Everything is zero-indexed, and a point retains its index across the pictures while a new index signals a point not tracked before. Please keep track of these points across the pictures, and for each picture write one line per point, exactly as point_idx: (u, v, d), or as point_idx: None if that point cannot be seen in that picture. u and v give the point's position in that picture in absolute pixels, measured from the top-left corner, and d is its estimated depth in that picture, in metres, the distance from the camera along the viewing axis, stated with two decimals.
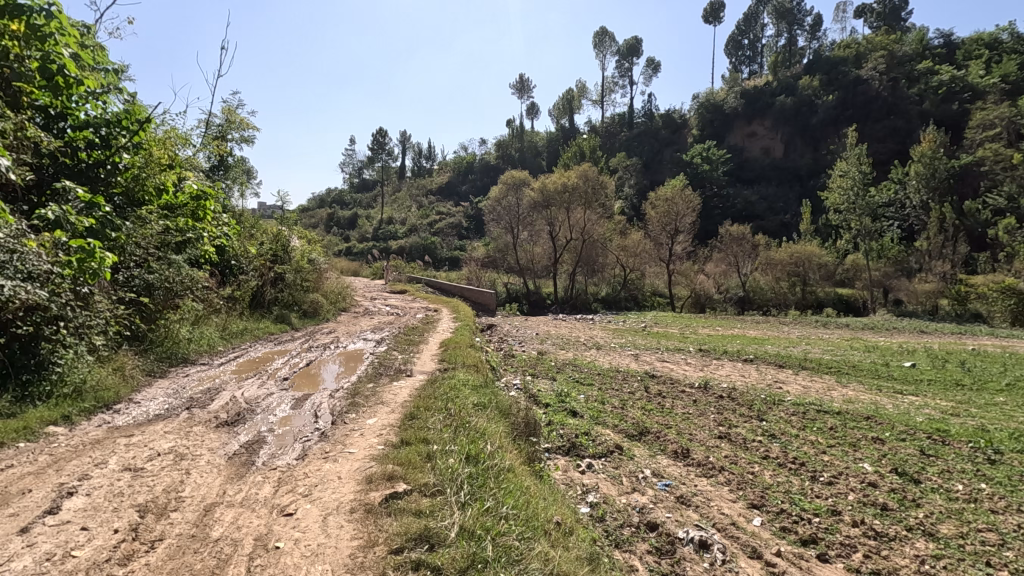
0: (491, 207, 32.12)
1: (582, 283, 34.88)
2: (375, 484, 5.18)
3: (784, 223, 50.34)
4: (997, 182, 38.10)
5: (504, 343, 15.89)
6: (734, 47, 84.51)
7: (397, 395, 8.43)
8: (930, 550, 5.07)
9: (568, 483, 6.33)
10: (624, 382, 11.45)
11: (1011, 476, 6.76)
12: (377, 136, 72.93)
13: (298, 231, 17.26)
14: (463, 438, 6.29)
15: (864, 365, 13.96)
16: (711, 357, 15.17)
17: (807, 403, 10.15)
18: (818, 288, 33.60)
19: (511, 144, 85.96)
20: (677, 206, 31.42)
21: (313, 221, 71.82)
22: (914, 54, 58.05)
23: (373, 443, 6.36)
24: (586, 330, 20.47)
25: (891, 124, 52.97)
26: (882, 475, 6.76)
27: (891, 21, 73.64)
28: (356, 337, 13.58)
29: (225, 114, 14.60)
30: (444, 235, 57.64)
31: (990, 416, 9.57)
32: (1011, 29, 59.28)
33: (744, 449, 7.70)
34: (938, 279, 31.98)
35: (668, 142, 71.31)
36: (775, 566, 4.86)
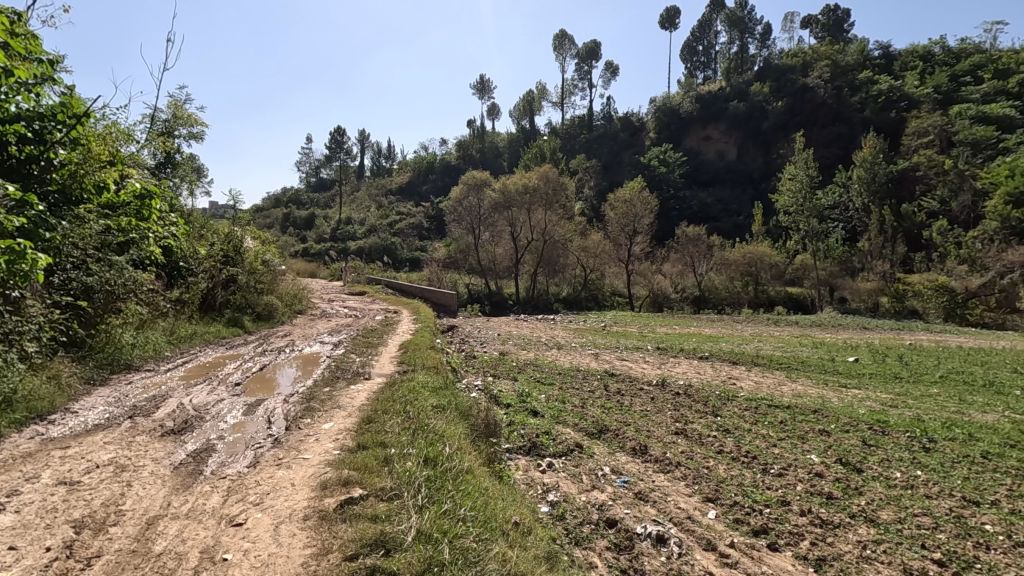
0: (452, 208, 32.06)
1: (543, 283, 35.03)
2: (329, 490, 5.07)
3: (737, 225, 52.06)
4: (931, 186, 40.64)
5: (466, 344, 15.92)
6: (690, 53, 86.68)
7: (354, 399, 8.25)
8: (871, 536, 5.33)
9: (528, 483, 6.36)
10: (584, 382, 11.57)
11: (944, 463, 7.20)
12: (334, 134, 71.43)
13: (252, 231, 16.75)
14: (422, 441, 6.21)
15: (812, 361, 14.58)
16: (669, 355, 15.48)
17: (759, 398, 10.51)
18: (769, 287, 34.89)
19: (472, 144, 85.64)
20: (636, 208, 32.09)
21: (269, 221, 69.90)
22: (855, 64, 61.41)
23: (329, 447, 6.23)
24: (548, 330, 20.59)
25: (836, 130, 55.78)
26: (828, 465, 7.08)
27: (834, 33, 77.09)
28: (313, 340, 13.30)
29: (171, 109, 13.96)
30: (404, 235, 57.03)
31: (926, 407, 10.17)
32: (942, 44, 63.64)
33: (699, 444, 7.90)
34: (879, 278, 33.82)
35: (626, 145, 72.63)
36: (728, 557, 5.00)
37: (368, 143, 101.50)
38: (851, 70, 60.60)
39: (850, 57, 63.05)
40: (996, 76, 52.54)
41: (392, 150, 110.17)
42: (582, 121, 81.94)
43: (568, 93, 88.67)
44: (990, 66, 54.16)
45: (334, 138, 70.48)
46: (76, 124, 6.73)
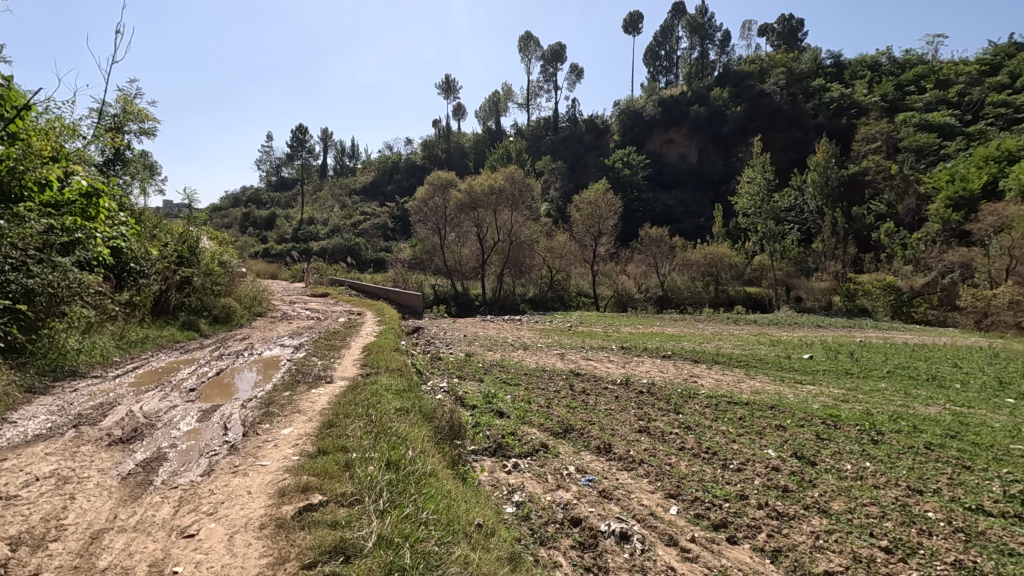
0: (417, 208, 31.55)
1: (510, 284, 35.06)
2: (287, 497, 4.94)
3: (699, 227, 53.26)
4: (879, 190, 42.63)
5: (432, 345, 15.81)
6: (652, 57, 88.20)
7: (315, 403, 8.08)
8: (823, 526, 5.54)
9: (494, 484, 6.36)
10: (549, 382, 11.64)
11: (891, 454, 7.54)
12: (297, 133, 69.76)
13: (209, 231, 16.19)
14: (384, 444, 6.12)
15: (769, 358, 15.06)
16: (633, 354, 15.76)
17: (718, 395, 10.79)
18: (729, 287, 35.87)
19: (438, 144, 85.00)
20: (601, 209, 32.56)
21: (227, 221, 67.81)
22: (809, 72, 63.92)
23: (288, 453, 6.09)
24: (514, 330, 20.63)
25: (791, 135, 57.93)
26: (784, 460, 7.32)
27: (789, 41, 79.97)
28: (273, 343, 12.96)
29: (120, 104, 13.38)
30: (369, 236, 56.24)
31: (874, 401, 10.65)
32: (888, 55, 67.01)
33: (662, 441, 8.04)
34: (832, 278, 35.13)
35: (591, 147, 73.45)
36: (688, 552, 5.10)
37: (332, 142, 99.41)
38: (805, 78, 63.06)
39: (804, 65, 65.46)
40: (938, 86, 55.75)
41: (356, 150, 108.23)
42: (548, 122, 82.29)
43: (533, 95, 88.99)
44: (932, 76, 57.58)
45: (296, 136, 68.66)
46: (16, 117, 6.21)
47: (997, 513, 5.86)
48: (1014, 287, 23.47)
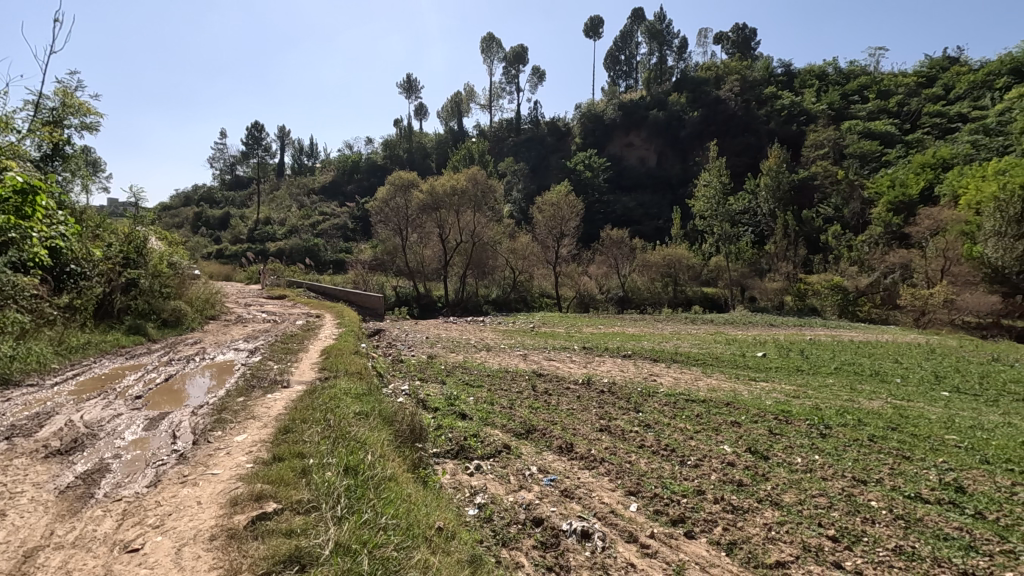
0: (378, 208, 30.96)
1: (472, 285, 34.88)
2: (240, 506, 4.77)
3: (658, 228, 54.40)
4: (827, 195, 44.60)
5: (393, 348, 15.60)
6: (613, 62, 89.52)
7: (270, 408, 7.84)
8: (776, 518, 5.74)
9: (456, 486, 6.32)
10: (512, 382, 11.67)
11: (838, 447, 7.90)
12: (252, 130, 67.45)
13: (157, 231, 15.53)
14: (342, 449, 6.00)
15: (724, 356, 15.52)
16: (594, 354, 15.98)
17: (676, 393, 11.04)
18: (687, 287, 36.74)
19: (399, 144, 83.96)
20: (563, 210, 32.93)
21: (177, 220, 65.11)
22: (761, 80, 66.39)
23: (241, 461, 5.89)
24: (477, 332, 20.59)
25: (745, 140, 60.00)
26: (739, 455, 7.55)
27: (743, 50, 82.85)
28: (226, 347, 12.51)
29: (59, 97, 12.65)
30: (328, 236, 55.03)
31: (823, 397, 11.12)
32: (834, 65, 70.36)
33: (622, 439, 8.19)
34: (784, 278, 36.40)
35: (553, 149, 73.95)
36: (648, 548, 5.20)
37: (289, 140, 96.83)
38: (758, 86, 65.46)
39: (756, 73, 67.87)
40: (879, 96, 58.84)
41: (315, 149, 105.80)
42: (510, 124, 82.51)
43: (495, 96, 88.98)
44: (874, 87, 60.76)
45: (252, 134, 66.54)
46: None
47: (934, 499, 6.21)
48: (949, 286, 25.11)
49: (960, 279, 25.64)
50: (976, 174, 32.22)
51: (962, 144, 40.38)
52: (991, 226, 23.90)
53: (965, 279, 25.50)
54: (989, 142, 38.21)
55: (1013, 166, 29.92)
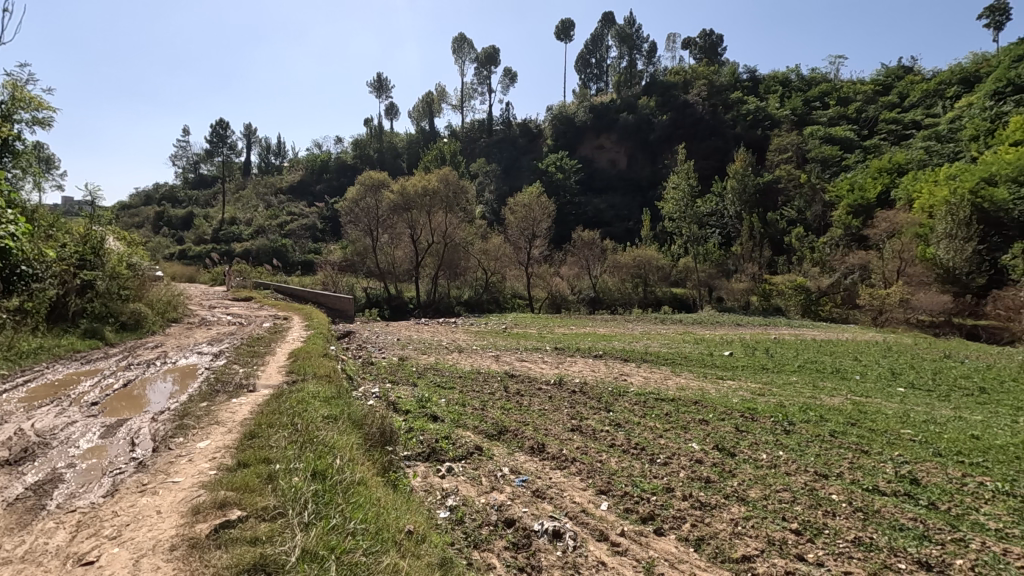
0: (348, 209, 30.51)
1: (444, 286, 34.63)
2: (202, 514, 4.63)
3: (628, 230, 55.09)
4: (791, 198, 45.90)
5: (363, 350, 15.40)
6: (584, 65, 90.21)
7: (235, 413, 7.63)
8: (742, 513, 5.87)
9: (427, 489, 6.28)
10: (484, 384, 11.65)
11: (801, 443, 8.13)
12: (217, 127, 64.96)
13: (115, 230, 14.95)
14: (310, 454, 5.89)
15: (692, 356, 15.80)
16: (566, 354, 16.05)
17: (646, 393, 11.19)
18: (656, 288, 37.27)
19: (370, 143, 82.91)
20: (535, 212, 33.05)
21: (137, 220, 63.02)
22: (728, 85, 67.94)
23: (204, 468, 5.71)
24: (448, 333, 20.47)
25: (712, 144, 61.33)
26: (706, 452, 7.70)
27: (710, 55, 84.60)
28: (189, 351, 12.13)
29: (8, 90, 12.09)
30: (296, 237, 53.96)
31: (787, 394, 11.41)
32: (797, 72, 72.58)
33: (594, 439, 8.26)
34: (750, 279, 37.26)
35: (525, 150, 74.15)
36: (619, 546, 5.25)
37: (256, 138, 94.71)
38: (724, 90, 66.96)
39: (723, 78, 69.41)
40: (839, 103, 60.93)
41: (283, 148, 103.71)
42: (482, 125, 82.38)
43: (467, 96, 88.69)
44: (834, 94, 62.93)
45: (217, 131, 64.52)
46: None
47: (891, 492, 6.45)
48: (904, 286, 26.08)
49: (915, 280, 26.72)
50: (929, 179, 33.69)
51: (916, 150, 42.14)
52: (943, 228, 25.47)
53: (920, 280, 26.59)
54: (941, 148, 39.95)
55: (963, 172, 31.41)
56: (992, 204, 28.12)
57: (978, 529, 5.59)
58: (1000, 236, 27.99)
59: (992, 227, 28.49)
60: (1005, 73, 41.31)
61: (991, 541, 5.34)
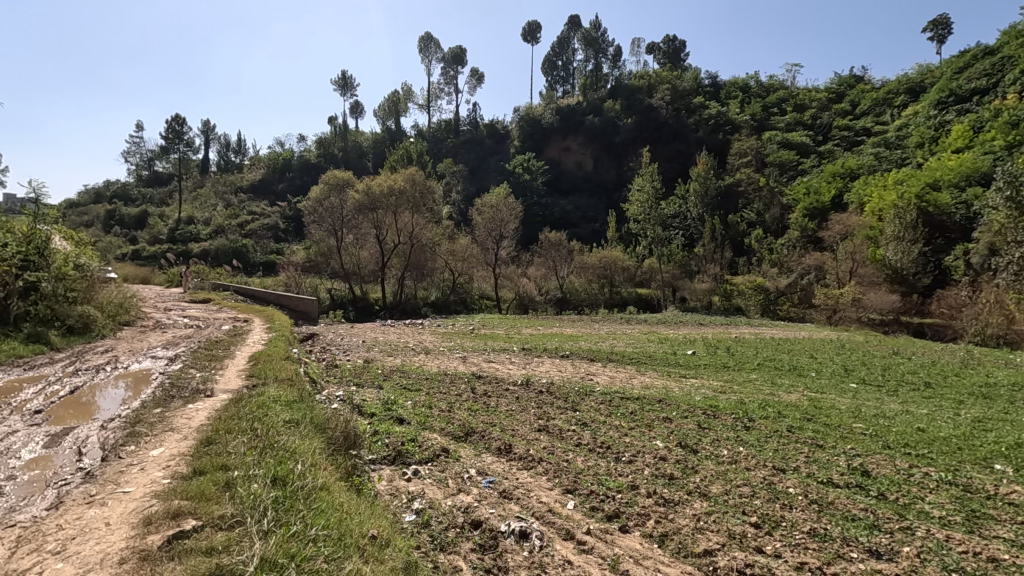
0: (311, 208, 29.85)
1: (411, 287, 34.28)
2: (154, 525, 4.45)
3: (594, 231, 55.73)
4: (750, 201, 47.33)
5: (327, 352, 15.11)
6: (551, 67, 90.78)
7: (191, 419, 7.36)
8: (704, 508, 6.00)
9: (393, 492, 6.20)
10: (451, 385, 11.62)
11: (760, 439, 8.36)
12: (174, 123, 61.34)
13: (62, 229, 14.22)
14: (270, 460, 5.73)
15: (657, 355, 16.09)
16: (533, 355, 16.14)
17: (612, 392, 11.35)
18: (622, 288, 37.78)
19: (334, 142, 81.42)
20: (502, 213, 33.12)
21: (86, 218, 60.19)
22: (690, 90, 69.55)
23: (157, 477, 5.49)
24: (414, 335, 20.29)
25: (676, 147, 62.65)
26: (670, 449, 7.84)
27: (673, 60, 86.35)
28: (142, 356, 11.64)
29: None
30: (257, 236, 52.55)
31: (747, 392, 11.73)
32: (756, 79, 74.89)
33: (560, 439, 8.30)
34: (712, 279, 38.14)
35: (493, 151, 74.13)
36: (585, 544, 5.29)
37: (214, 135, 91.81)
38: (687, 95, 68.50)
39: (685, 83, 70.96)
40: (795, 109, 63.14)
41: (243, 145, 100.72)
42: (449, 125, 81.99)
43: (433, 96, 88.07)
44: (791, 100, 65.21)
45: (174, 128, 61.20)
46: None
47: (844, 483, 6.71)
48: (857, 286, 27.11)
49: (866, 280, 27.99)
50: (878, 184, 35.27)
51: (867, 155, 44.06)
52: (892, 230, 27.05)
53: (871, 280, 27.80)
54: (889, 154, 41.82)
55: (910, 177, 33.04)
56: (936, 208, 29.68)
57: (924, 517, 5.86)
58: (944, 238, 29.48)
59: (936, 230, 30.02)
60: (947, 83, 43.56)
61: (935, 528, 5.61)
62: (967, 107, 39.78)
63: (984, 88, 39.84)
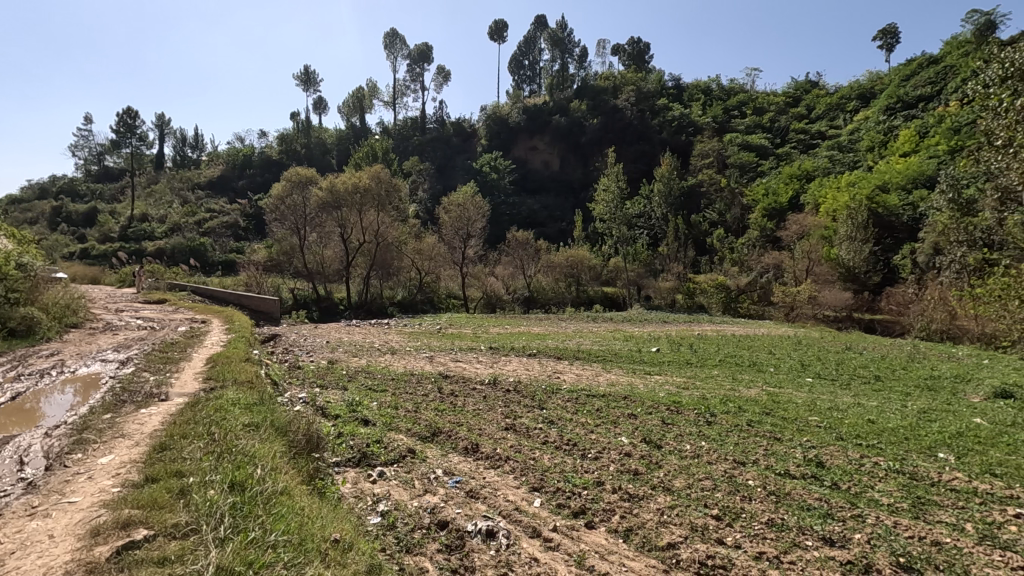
0: (273, 206, 29.04)
1: (377, 287, 33.79)
2: (102, 537, 4.24)
3: (561, 230, 56.11)
4: (713, 201, 48.52)
5: (290, 354, 14.75)
6: (518, 66, 90.90)
7: (144, 425, 7.07)
8: (667, 503, 6.11)
9: (357, 495, 6.09)
10: (418, 385, 11.52)
11: (721, 433, 8.58)
12: (125, 116, 58.74)
13: (3, 226, 13.49)
14: (228, 465, 5.54)
15: (622, 352, 16.32)
16: (501, 354, 16.15)
17: (579, 389, 11.44)
18: (588, 287, 38.10)
19: (297, 139, 79.58)
20: (468, 212, 33.00)
21: (29, 216, 57.09)
22: (654, 92, 70.83)
23: (106, 485, 5.23)
24: (380, 335, 20.03)
25: (640, 148, 63.68)
26: (635, 445, 7.95)
27: (638, 62, 87.69)
28: (91, 359, 11.12)
29: None
30: (215, 235, 50.88)
31: (709, 387, 12.03)
32: (717, 82, 76.84)
33: (526, 437, 8.33)
34: (675, 278, 38.87)
35: (460, 149, 73.76)
36: (551, 541, 5.32)
37: (169, 130, 88.43)
38: (651, 96, 69.64)
39: (650, 85, 72.16)
40: (755, 112, 64.99)
41: (200, 140, 97.42)
42: (415, 122, 81.16)
43: (399, 93, 87.03)
44: (751, 104, 67.19)
45: (125, 121, 58.69)
46: None
47: (800, 475, 6.93)
48: (813, 285, 28.06)
49: (821, 278, 28.94)
50: (832, 186, 36.69)
51: (822, 157, 45.77)
52: (845, 230, 28.31)
53: (825, 278, 28.80)
54: (843, 157, 43.47)
55: (862, 179, 34.52)
56: (886, 209, 31.08)
57: (874, 505, 6.11)
58: (892, 238, 30.84)
59: (886, 230, 31.39)
60: (896, 90, 45.60)
61: (885, 515, 5.86)
62: (914, 113, 41.73)
63: (929, 95, 41.94)
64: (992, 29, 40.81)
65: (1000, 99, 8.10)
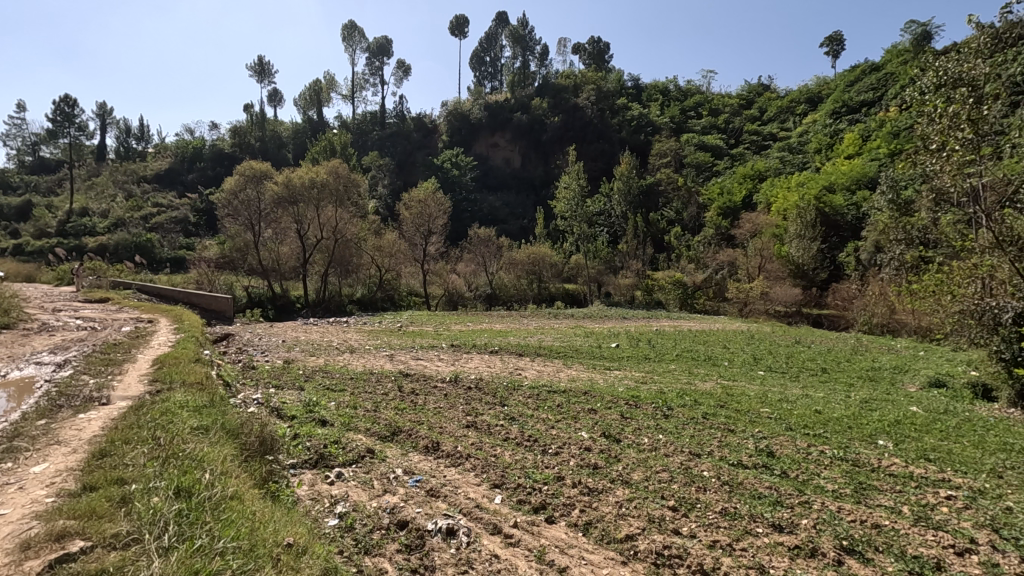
0: (225, 200, 27.91)
1: (335, 284, 33.02)
2: (33, 550, 3.96)
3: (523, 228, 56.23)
4: (670, 199, 49.59)
5: (244, 354, 14.26)
6: (478, 63, 90.39)
7: (82, 430, 6.68)
8: (626, 496, 6.20)
9: (314, 497, 5.93)
10: (377, 384, 11.33)
11: (678, 425, 8.79)
12: (63, 103, 55.02)
13: None
14: (174, 471, 5.31)
15: (583, 348, 16.50)
16: (462, 351, 16.05)
17: (540, 385, 11.51)
18: (550, 284, 38.30)
19: (251, 131, 76.92)
20: (429, 208, 32.59)
21: None
22: (614, 91, 71.80)
23: (39, 496, 4.91)
24: (338, 333, 19.56)
25: (600, 146, 64.44)
26: (595, 440, 8.04)
27: (597, 61, 88.63)
28: (24, 362, 10.44)
29: None
30: (163, 230, 48.61)
31: (666, 381, 12.31)
32: (675, 83, 78.53)
33: (488, 434, 8.29)
34: (635, 274, 39.54)
35: (420, 145, 72.86)
36: (511, 537, 5.31)
37: (112, 120, 83.96)
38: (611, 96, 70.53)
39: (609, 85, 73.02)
40: (710, 114, 66.82)
41: (146, 131, 92.90)
42: (375, 117, 79.69)
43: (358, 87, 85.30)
44: (706, 105, 69.01)
45: (63, 108, 54.94)
46: None
47: (752, 464, 7.17)
48: (766, 282, 29.09)
49: (772, 275, 30.05)
50: (783, 186, 38.09)
51: (773, 158, 47.44)
52: (795, 229, 29.54)
53: (776, 275, 29.99)
54: (792, 158, 45.19)
55: (810, 180, 36.02)
56: (832, 209, 32.52)
57: (820, 491, 6.39)
58: (838, 237, 32.24)
59: (833, 229, 32.70)
60: (841, 95, 47.75)
61: (829, 501, 6.12)
62: (857, 117, 43.77)
63: (871, 101, 44.02)
64: (928, 39, 43.24)
65: (935, 105, 8.51)
